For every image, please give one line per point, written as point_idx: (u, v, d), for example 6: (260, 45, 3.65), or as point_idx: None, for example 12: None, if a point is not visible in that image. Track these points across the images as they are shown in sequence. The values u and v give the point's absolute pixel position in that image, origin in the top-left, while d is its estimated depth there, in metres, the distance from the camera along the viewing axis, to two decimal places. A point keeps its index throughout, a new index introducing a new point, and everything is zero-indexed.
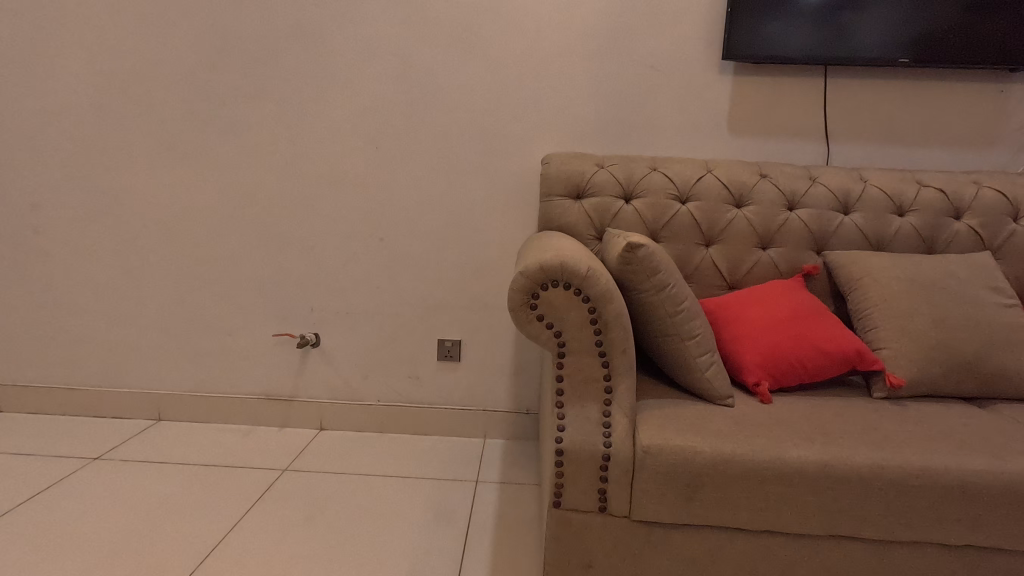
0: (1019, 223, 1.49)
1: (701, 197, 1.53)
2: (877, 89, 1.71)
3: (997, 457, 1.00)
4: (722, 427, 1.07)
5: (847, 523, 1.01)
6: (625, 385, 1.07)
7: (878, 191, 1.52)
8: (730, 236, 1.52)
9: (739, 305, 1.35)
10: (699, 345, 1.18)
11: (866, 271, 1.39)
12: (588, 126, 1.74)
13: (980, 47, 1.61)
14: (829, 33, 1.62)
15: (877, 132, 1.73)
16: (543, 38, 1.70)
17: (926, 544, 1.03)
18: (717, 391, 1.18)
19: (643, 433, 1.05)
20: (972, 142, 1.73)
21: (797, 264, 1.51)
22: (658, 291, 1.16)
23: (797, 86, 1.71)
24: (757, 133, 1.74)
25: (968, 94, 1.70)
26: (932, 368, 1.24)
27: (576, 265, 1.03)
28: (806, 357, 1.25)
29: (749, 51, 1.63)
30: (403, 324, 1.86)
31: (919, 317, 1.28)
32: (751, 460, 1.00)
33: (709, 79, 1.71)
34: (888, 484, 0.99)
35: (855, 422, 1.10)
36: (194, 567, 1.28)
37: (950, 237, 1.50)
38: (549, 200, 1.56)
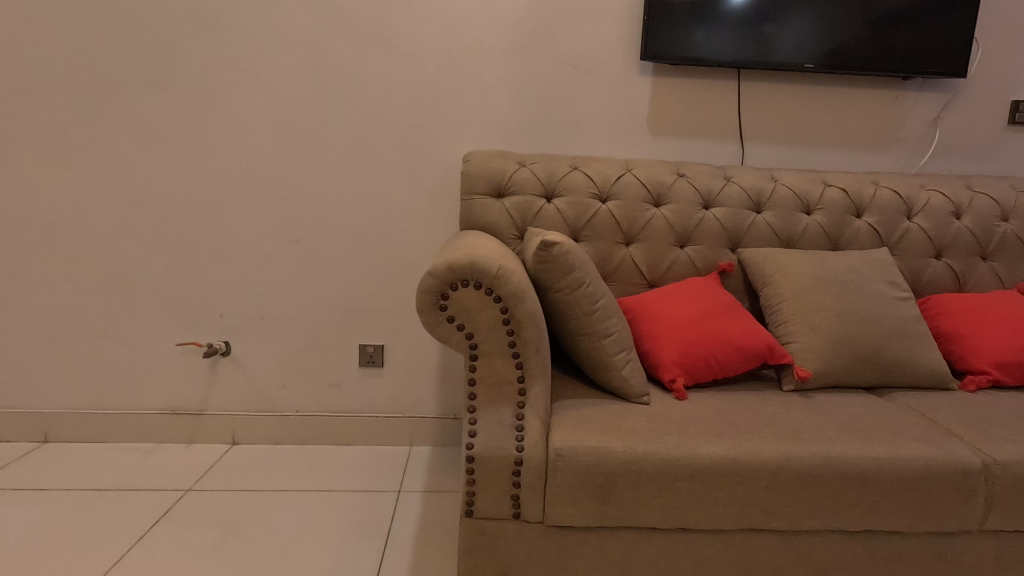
0: (913, 220, 1.58)
1: (621, 195, 1.54)
2: (787, 92, 1.77)
3: (891, 444, 1.03)
4: (635, 425, 1.05)
5: (756, 516, 1.00)
6: (539, 386, 1.04)
7: (788, 190, 1.58)
8: (649, 234, 1.54)
9: (658, 303, 1.36)
10: (616, 343, 1.18)
11: (777, 267, 1.43)
12: (509, 124, 1.73)
13: (878, 54, 1.70)
14: (743, 37, 1.67)
15: (788, 132, 1.80)
16: (461, 34, 1.67)
17: (832, 534, 1.03)
18: (634, 389, 1.17)
19: (556, 434, 1.02)
20: (874, 144, 1.82)
21: (713, 261, 1.54)
22: (573, 290, 1.15)
23: (712, 86, 1.76)
24: (676, 133, 1.77)
25: (869, 98, 1.79)
26: (835, 360, 1.29)
27: (486, 263, 1.01)
28: (720, 352, 1.27)
29: (668, 53, 1.66)
30: (324, 330, 1.79)
31: (822, 311, 1.33)
32: (662, 457, 0.98)
33: (627, 78, 1.73)
34: (794, 475, 0.99)
35: (761, 415, 1.12)
36: (109, 567, 1.27)
37: (853, 234, 1.57)
38: (469, 199, 1.54)
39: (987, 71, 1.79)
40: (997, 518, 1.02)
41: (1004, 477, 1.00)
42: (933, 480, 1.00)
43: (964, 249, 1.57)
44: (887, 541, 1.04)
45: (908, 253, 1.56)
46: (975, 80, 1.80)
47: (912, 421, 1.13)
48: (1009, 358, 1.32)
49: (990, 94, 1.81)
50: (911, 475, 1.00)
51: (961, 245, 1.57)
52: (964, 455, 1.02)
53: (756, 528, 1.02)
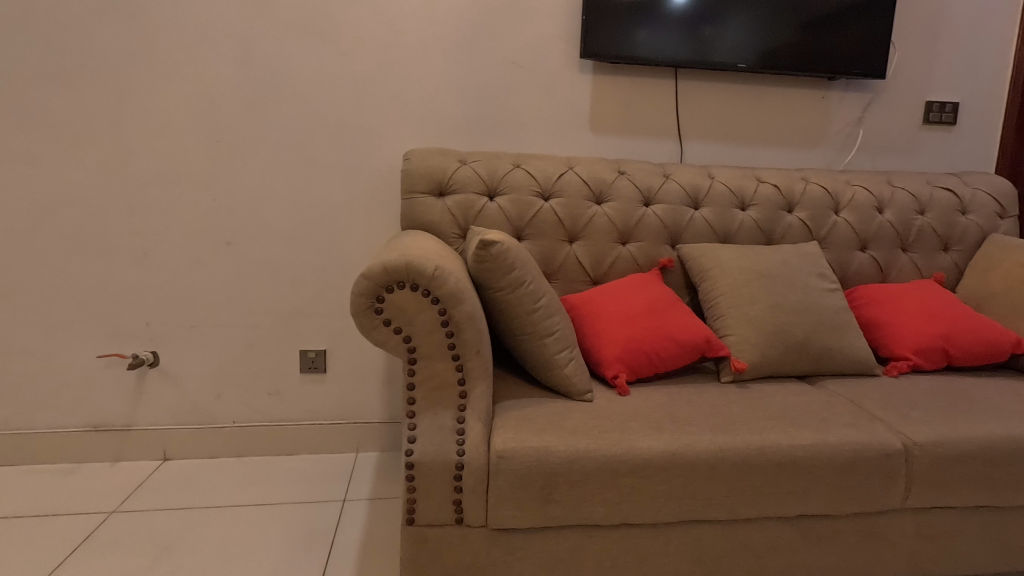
0: (840, 214, 1.65)
1: (563, 193, 1.54)
2: (722, 91, 1.82)
3: (821, 431, 1.07)
4: (577, 423, 1.05)
5: (696, 507, 1.01)
6: (480, 388, 1.03)
7: (724, 186, 1.62)
8: (592, 231, 1.55)
9: (600, 300, 1.37)
10: (558, 342, 1.18)
11: (715, 262, 1.46)
12: (450, 122, 1.70)
13: (805, 55, 1.77)
14: (680, 37, 1.70)
15: (724, 131, 1.84)
16: (399, 28, 1.63)
17: (768, 520, 1.06)
18: (576, 387, 1.17)
19: (498, 436, 1.00)
20: (804, 141, 1.89)
21: (654, 257, 1.57)
22: (514, 289, 1.14)
23: (651, 85, 1.78)
24: (617, 131, 1.79)
25: (798, 98, 1.87)
26: (770, 351, 1.33)
27: (422, 264, 0.98)
28: (660, 347, 1.29)
29: (608, 51, 1.67)
30: (261, 336, 1.71)
31: (757, 304, 1.37)
32: (604, 455, 0.98)
33: (568, 76, 1.73)
34: (731, 465, 1.01)
35: (700, 408, 1.14)
36: (57, 566, 1.27)
37: (785, 229, 1.62)
38: (410, 198, 1.50)
39: (904, 72, 1.90)
40: (918, 497, 1.07)
41: (923, 457, 1.06)
42: (860, 463, 1.04)
43: (886, 241, 1.65)
44: (820, 524, 1.08)
45: (836, 246, 1.63)
46: (894, 81, 1.90)
47: (840, 407, 1.17)
48: (927, 343, 1.39)
49: (907, 95, 1.91)
50: (840, 459, 1.04)
51: (883, 238, 1.65)
52: (887, 438, 1.07)
53: (697, 519, 1.03)
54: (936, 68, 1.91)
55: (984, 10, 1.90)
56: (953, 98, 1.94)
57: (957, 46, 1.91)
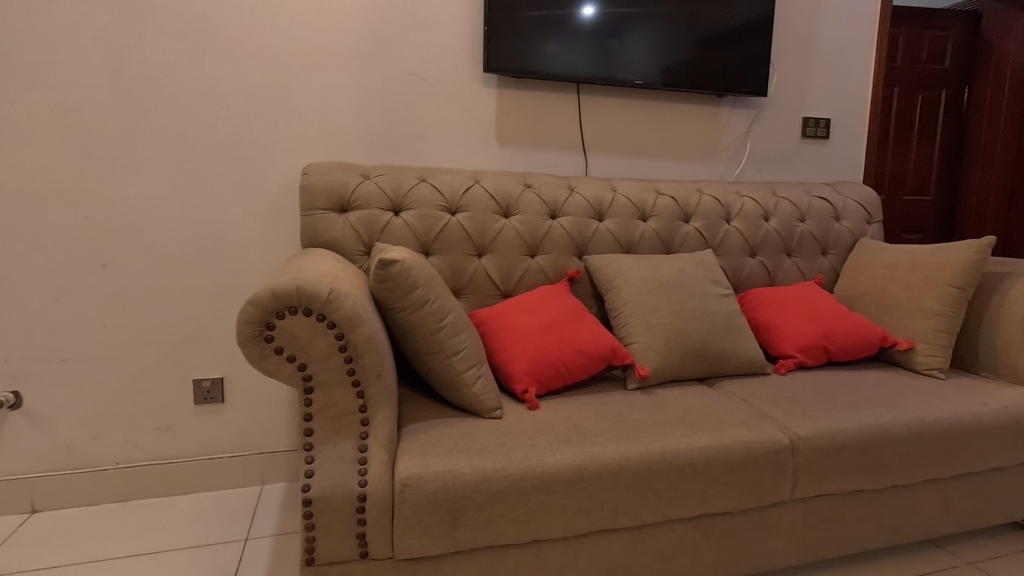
0: (732, 223, 1.76)
1: (470, 208, 1.54)
2: (622, 106, 1.90)
3: (716, 433, 1.12)
4: (484, 443, 1.03)
5: (604, 517, 1.03)
6: (383, 414, 0.99)
7: (626, 199, 1.68)
8: (500, 245, 1.55)
9: (509, 314, 1.37)
10: (465, 360, 1.16)
11: (618, 273, 1.51)
12: (352, 134, 1.65)
13: (695, 74, 1.88)
14: (581, 53, 1.75)
15: (625, 144, 1.92)
16: (293, 37, 1.57)
17: (672, 523, 1.10)
18: (485, 404, 1.16)
19: (402, 462, 0.97)
20: (698, 154, 2.01)
21: (562, 269, 1.59)
22: (417, 309, 1.11)
23: (555, 100, 1.82)
24: (523, 145, 1.81)
25: (692, 113, 1.98)
26: (671, 357, 1.38)
27: (316, 288, 0.94)
28: (568, 358, 1.30)
29: (512, 66, 1.69)
30: (147, 367, 1.57)
31: (658, 312, 1.43)
32: (510, 473, 0.97)
33: (473, 90, 1.74)
34: (634, 473, 1.03)
35: (605, 417, 1.17)
36: None
37: (683, 238, 1.71)
38: (309, 214, 1.44)
39: (783, 91, 2.06)
40: (804, 487, 1.15)
41: (806, 451, 1.14)
42: (752, 461, 1.10)
43: (772, 247, 1.78)
44: (720, 521, 1.13)
45: (729, 253, 1.74)
46: (774, 99, 2.06)
47: (734, 408, 1.24)
48: (809, 342, 1.51)
49: (786, 111, 2.08)
50: (734, 459, 1.09)
51: (770, 244, 1.78)
52: (775, 435, 1.14)
53: (605, 529, 1.05)
54: (809, 87, 2.09)
55: (847, 35, 2.10)
56: (825, 115, 2.13)
57: (827, 68, 2.10)
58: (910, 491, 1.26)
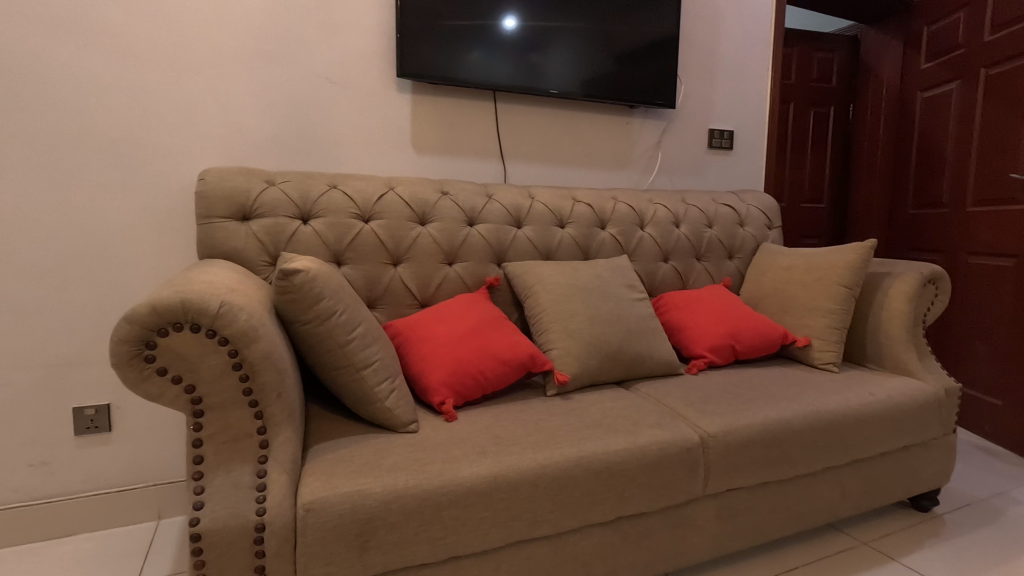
0: (645, 229, 1.82)
1: (384, 215, 1.49)
2: (538, 114, 1.92)
3: (632, 435, 1.14)
4: (397, 460, 0.99)
5: (522, 528, 1.01)
6: (284, 435, 0.93)
7: (543, 206, 1.69)
8: (416, 253, 1.51)
9: (426, 324, 1.34)
10: (376, 373, 1.11)
11: (536, 279, 1.51)
12: (256, 139, 1.56)
13: (608, 85, 1.93)
14: (497, 61, 1.75)
15: (542, 153, 1.94)
16: (188, 34, 1.46)
17: (591, 527, 1.10)
18: (399, 418, 1.11)
19: (306, 486, 0.90)
20: (613, 163, 2.06)
21: (481, 277, 1.58)
22: (323, 321, 1.05)
23: (472, 106, 1.81)
24: (440, 152, 1.78)
25: (606, 123, 2.03)
26: (589, 362, 1.39)
27: (205, 301, 0.86)
28: (487, 367, 1.28)
29: (425, 71, 1.67)
30: (16, 396, 1.39)
31: (575, 318, 1.44)
32: (424, 489, 0.93)
33: (387, 95, 1.69)
34: (552, 480, 1.02)
35: (523, 425, 1.16)
36: None
37: (600, 244, 1.74)
38: (207, 223, 1.33)
39: (690, 104, 2.17)
40: (715, 483, 1.19)
41: (716, 447, 1.18)
42: (666, 460, 1.12)
43: (684, 252, 1.85)
44: (637, 522, 1.15)
45: (644, 259, 1.79)
46: (683, 111, 2.16)
47: (649, 409, 1.27)
48: (718, 342, 1.57)
49: (693, 123, 2.18)
50: (649, 460, 1.11)
51: (682, 249, 1.85)
52: (687, 434, 1.17)
53: (524, 539, 1.03)
54: (713, 100, 2.21)
55: (745, 53, 2.24)
56: (729, 127, 2.25)
57: (728, 83, 2.23)
58: (811, 480, 1.34)
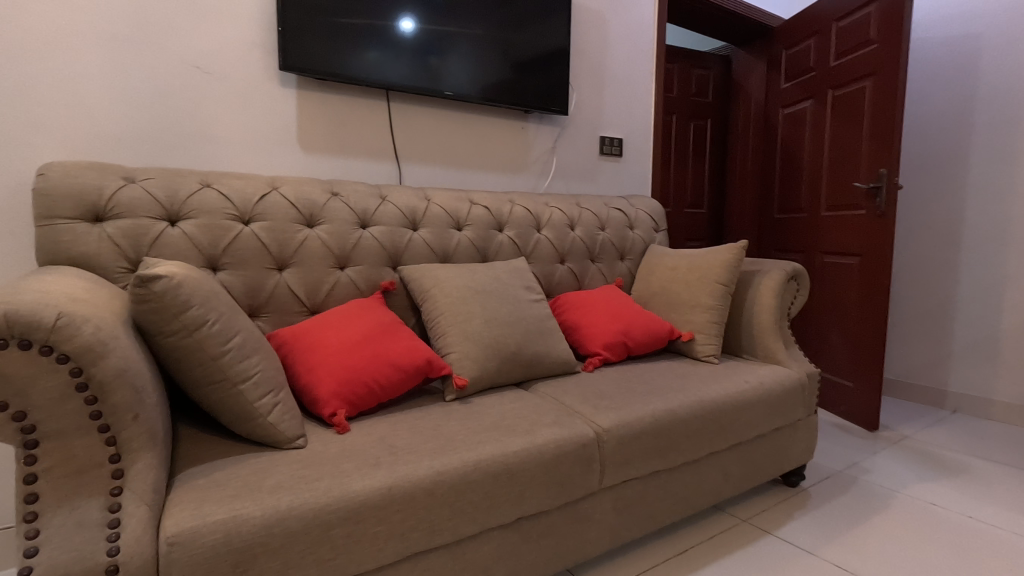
0: (542, 232, 1.85)
1: (267, 217, 1.38)
2: (433, 115, 1.89)
3: (529, 435, 1.14)
4: (280, 479, 0.91)
5: (420, 539, 0.98)
6: (144, 461, 0.82)
7: (439, 209, 1.67)
8: (303, 257, 1.42)
9: (316, 332, 1.27)
10: (257, 387, 1.03)
11: (434, 282, 1.49)
12: (113, 130, 1.39)
13: (503, 90, 1.95)
14: (388, 58, 1.70)
15: (438, 155, 1.91)
16: (22, 7, 1.27)
17: (491, 531, 1.09)
18: (284, 434, 1.03)
19: (171, 517, 0.80)
20: (510, 167, 2.08)
21: (375, 281, 1.52)
22: (192, 332, 0.95)
23: (363, 105, 1.74)
24: (329, 151, 1.70)
25: (502, 127, 2.05)
26: (488, 364, 1.38)
27: (37, 313, 0.74)
28: (382, 375, 1.23)
29: (311, 66, 1.58)
30: None
31: (474, 320, 1.42)
32: (311, 508, 0.87)
33: (269, 89, 1.59)
34: (449, 487, 1.00)
35: (419, 433, 1.12)
36: None
37: (498, 247, 1.75)
38: (49, 224, 1.16)
39: (582, 111, 2.25)
40: (610, 476, 1.23)
41: (610, 441, 1.21)
42: (563, 458, 1.14)
43: (579, 254, 1.91)
44: (536, 521, 1.15)
45: (541, 260, 1.82)
46: (576, 118, 2.23)
47: (547, 408, 1.29)
48: (612, 339, 1.63)
49: (585, 129, 2.26)
50: (547, 458, 1.12)
51: (577, 251, 1.90)
52: (583, 430, 1.20)
53: (422, 551, 1.00)
54: (603, 109, 2.31)
55: (631, 65, 2.37)
56: (618, 135, 2.37)
57: (617, 93, 2.34)
58: (697, 465, 1.43)
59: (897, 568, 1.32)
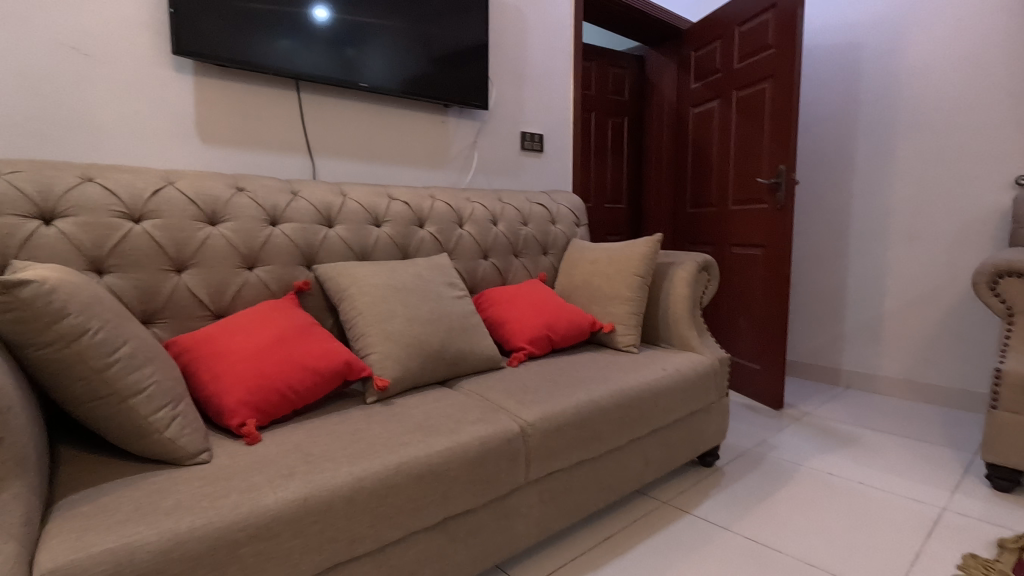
0: (464, 227, 1.83)
1: (162, 214, 1.27)
2: (348, 108, 1.81)
3: (453, 434, 1.12)
4: (180, 499, 0.84)
5: (340, 549, 0.93)
6: (12, 490, 0.73)
7: (356, 204, 1.60)
8: (205, 257, 1.31)
9: (221, 337, 1.18)
10: (151, 400, 0.94)
11: (351, 281, 1.43)
12: None
13: (422, 82, 1.90)
14: (296, 45, 1.60)
15: (354, 149, 1.84)
16: None
17: (416, 534, 1.06)
18: (185, 450, 0.95)
19: (48, 551, 0.71)
20: (430, 162, 2.04)
21: (287, 281, 1.43)
22: (70, 343, 0.85)
23: (271, 94, 1.64)
24: (233, 142, 1.59)
25: (421, 121, 2.00)
26: (411, 364, 1.35)
27: None
28: (296, 380, 1.16)
29: (209, 51, 1.46)
30: None
31: (394, 319, 1.38)
32: (216, 528, 0.80)
33: (162, 74, 1.46)
34: (370, 493, 0.96)
35: (337, 438, 1.07)
36: None
37: (418, 243, 1.71)
38: None
39: (502, 106, 2.24)
40: (536, 469, 1.23)
41: (535, 435, 1.22)
42: (488, 455, 1.13)
43: (502, 249, 1.91)
44: (462, 520, 1.14)
45: (464, 256, 1.80)
46: (496, 113, 2.22)
47: (472, 405, 1.27)
48: (536, 334, 1.64)
49: (506, 125, 2.27)
50: (472, 456, 1.10)
51: (500, 246, 1.90)
52: (508, 425, 1.19)
53: (342, 562, 0.96)
54: (523, 105, 2.32)
55: (550, 62, 2.39)
56: (538, 131, 2.39)
57: (536, 89, 2.36)
58: (620, 453, 1.47)
59: (801, 536, 1.43)
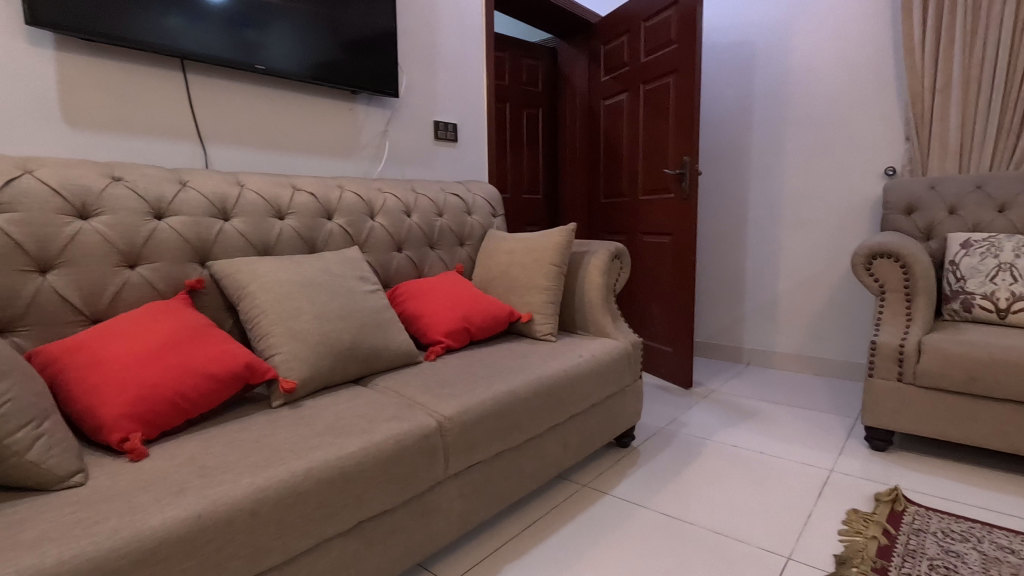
0: (376, 219, 1.76)
1: (19, 207, 1.12)
2: (244, 91, 1.68)
3: (366, 434, 1.08)
4: (47, 530, 0.74)
5: (242, 566, 0.87)
6: None
7: (255, 195, 1.49)
8: (76, 255, 1.17)
9: (97, 344, 1.06)
10: (7, 419, 0.82)
11: (251, 278, 1.33)
12: None
13: (326, 66, 1.80)
14: (179, 21, 1.46)
15: (252, 136, 1.72)
16: None
17: (329, 541, 1.01)
18: (53, 472, 0.84)
19: None
20: (338, 151, 1.95)
21: (177, 279, 1.31)
22: None
23: (152, 75, 1.49)
24: (107, 128, 1.43)
25: (326, 108, 1.90)
26: (320, 363, 1.28)
27: None
28: (189, 386, 1.06)
29: (73, 23, 1.29)
30: None
31: (300, 317, 1.30)
32: (91, 558, 0.71)
33: (15, 48, 1.28)
34: (275, 502, 0.90)
35: (238, 447, 1.00)
36: None
37: (326, 236, 1.62)
38: None
39: (413, 94, 2.18)
40: (455, 463, 1.22)
41: (453, 429, 1.20)
42: (404, 453, 1.10)
43: (416, 241, 1.86)
44: (379, 523, 1.10)
45: (376, 249, 1.73)
46: (407, 101, 2.16)
47: (387, 403, 1.23)
48: (453, 326, 1.62)
49: (418, 113, 2.20)
50: (386, 456, 1.06)
51: (414, 239, 1.85)
52: (424, 421, 1.16)
53: None
54: (435, 93, 2.27)
55: (461, 50, 2.35)
56: (452, 120, 2.34)
57: (448, 77, 2.31)
58: (539, 441, 1.48)
59: (709, 506, 1.51)
